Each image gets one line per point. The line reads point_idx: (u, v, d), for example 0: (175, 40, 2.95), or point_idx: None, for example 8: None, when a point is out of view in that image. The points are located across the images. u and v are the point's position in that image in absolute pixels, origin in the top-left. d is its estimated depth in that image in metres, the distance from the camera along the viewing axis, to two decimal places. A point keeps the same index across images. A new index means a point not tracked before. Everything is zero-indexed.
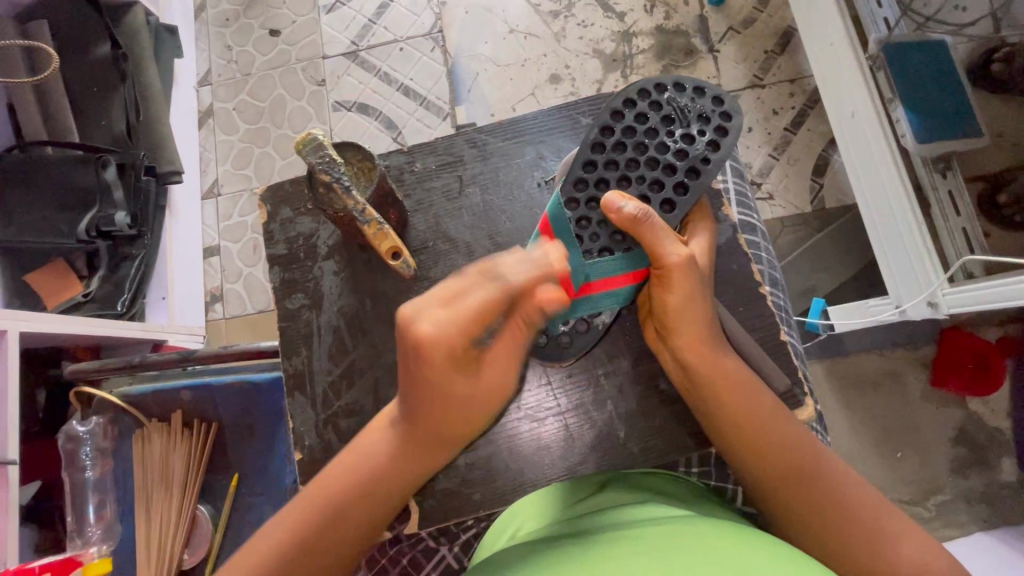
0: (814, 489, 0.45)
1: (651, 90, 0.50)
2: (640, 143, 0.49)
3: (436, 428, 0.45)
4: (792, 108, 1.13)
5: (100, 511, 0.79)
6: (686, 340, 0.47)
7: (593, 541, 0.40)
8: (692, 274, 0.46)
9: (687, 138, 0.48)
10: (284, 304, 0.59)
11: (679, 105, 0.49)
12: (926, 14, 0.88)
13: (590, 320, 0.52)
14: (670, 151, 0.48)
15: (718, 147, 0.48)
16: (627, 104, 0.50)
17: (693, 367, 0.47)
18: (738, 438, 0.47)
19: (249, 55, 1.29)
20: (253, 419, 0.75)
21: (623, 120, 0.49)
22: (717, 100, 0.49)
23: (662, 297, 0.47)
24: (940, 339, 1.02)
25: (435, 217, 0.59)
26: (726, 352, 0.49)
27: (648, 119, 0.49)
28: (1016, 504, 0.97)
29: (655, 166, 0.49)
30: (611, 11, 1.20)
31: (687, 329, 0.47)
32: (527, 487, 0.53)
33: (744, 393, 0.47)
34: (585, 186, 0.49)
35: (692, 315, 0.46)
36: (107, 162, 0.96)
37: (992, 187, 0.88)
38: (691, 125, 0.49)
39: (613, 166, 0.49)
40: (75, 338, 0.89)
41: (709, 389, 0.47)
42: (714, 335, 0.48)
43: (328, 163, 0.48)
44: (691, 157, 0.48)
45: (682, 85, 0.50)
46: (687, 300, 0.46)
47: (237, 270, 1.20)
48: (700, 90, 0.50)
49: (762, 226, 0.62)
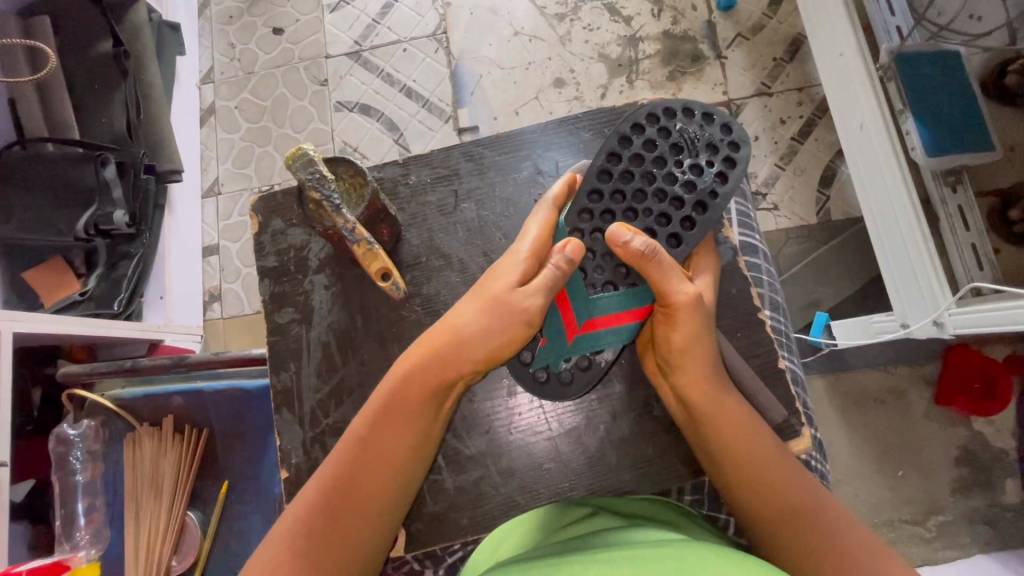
0: (807, 526, 0.44)
1: (660, 115, 0.50)
2: (648, 172, 0.49)
3: (435, 353, 0.45)
4: (800, 117, 1.11)
5: (90, 515, 0.79)
6: (689, 377, 0.46)
7: (584, 560, 0.39)
8: (697, 311, 0.45)
9: (696, 169, 0.49)
10: (274, 317, 0.58)
11: (687, 134, 0.49)
12: (940, 23, 0.86)
13: (592, 356, 0.50)
14: (679, 182, 0.48)
15: (726, 179, 0.48)
16: (635, 129, 0.49)
17: (692, 402, 0.46)
18: (735, 472, 0.46)
19: (252, 53, 1.28)
20: (244, 427, 0.75)
21: (631, 147, 0.49)
22: (726, 129, 0.49)
23: (666, 335, 0.46)
24: (946, 357, 1.00)
25: (429, 232, 0.57)
26: (726, 385, 0.47)
27: (656, 146, 0.49)
28: (1019, 527, 0.95)
29: (663, 197, 0.49)
30: (618, 15, 1.18)
31: (691, 366, 0.46)
32: (517, 512, 0.52)
33: (742, 427, 0.46)
34: (590, 216, 0.49)
35: (697, 352, 0.46)
36: (106, 160, 0.96)
37: (1003, 203, 0.85)
38: (699, 155, 0.49)
39: (619, 196, 0.49)
40: (71, 338, 0.89)
41: (710, 429, 0.46)
42: (716, 369, 0.47)
43: (318, 178, 0.46)
44: (700, 190, 0.48)
45: (691, 111, 0.50)
46: (690, 337, 0.45)
47: (236, 271, 1.20)
48: (709, 116, 0.50)
49: (764, 247, 0.61)
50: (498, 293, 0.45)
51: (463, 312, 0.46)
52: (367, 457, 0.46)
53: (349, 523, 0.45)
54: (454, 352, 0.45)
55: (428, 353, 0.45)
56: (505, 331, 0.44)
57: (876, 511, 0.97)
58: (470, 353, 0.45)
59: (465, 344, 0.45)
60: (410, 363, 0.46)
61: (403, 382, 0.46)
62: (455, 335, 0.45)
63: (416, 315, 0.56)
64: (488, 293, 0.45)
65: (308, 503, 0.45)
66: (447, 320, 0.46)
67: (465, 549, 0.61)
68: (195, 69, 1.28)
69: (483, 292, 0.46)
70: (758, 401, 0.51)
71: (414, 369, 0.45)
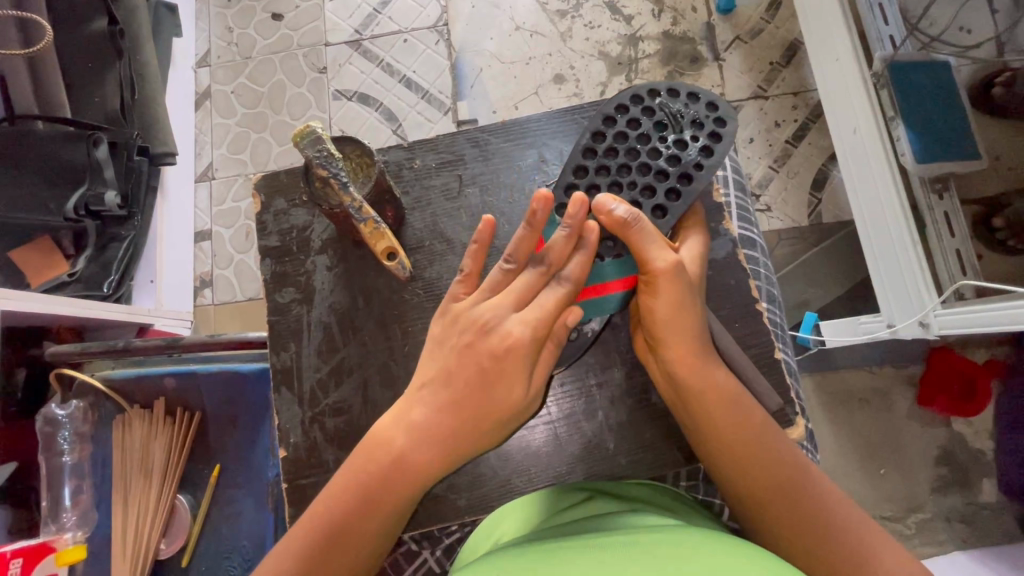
0: (798, 503, 0.45)
1: (644, 96, 0.51)
2: (631, 148, 0.50)
3: (450, 425, 0.45)
4: (794, 121, 1.13)
5: (76, 496, 0.78)
6: (675, 351, 0.47)
7: (580, 544, 0.40)
8: (681, 282, 0.45)
9: (680, 144, 0.50)
10: (275, 296, 0.58)
11: (672, 112, 0.50)
12: (931, 34, 0.89)
13: (580, 326, 0.51)
14: (662, 156, 0.49)
15: (711, 153, 0.49)
16: (619, 109, 0.51)
17: (680, 380, 0.47)
18: (722, 453, 0.47)
19: (250, 39, 1.27)
20: (237, 411, 0.74)
21: (615, 126, 0.50)
22: (710, 107, 0.50)
23: (648, 304, 0.47)
24: (929, 359, 1.03)
25: (432, 217, 0.58)
26: (716, 363, 0.48)
27: (640, 125, 0.51)
28: (996, 526, 0.98)
29: (647, 171, 0.49)
30: (619, 14, 1.19)
31: (675, 339, 0.46)
32: (513, 495, 0.53)
33: (730, 405, 0.47)
34: (576, 191, 0.49)
35: (680, 323, 0.46)
36: (99, 139, 0.94)
37: (988, 210, 0.88)
38: (683, 131, 0.50)
39: (604, 171, 0.50)
40: (61, 320, 0.87)
41: (698, 405, 0.47)
42: (705, 347, 0.47)
43: (326, 157, 0.47)
44: (684, 163, 0.49)
45: (675, 92, 0.51)
46: (674, 305, 0.46)
47: (229, 256, 1.18)
48: (694, 96, 0.51)
49: (761, 241, 0.64)
50: (496, 377, 0.45)
51: (481, 416, 0.45)
52: (369, 504, 0.45)
53: (341, 560, 0.44)
54: (469, 425, 0.45)
55: (453, 440, 0.45)
56: (512, 427, 0.47)
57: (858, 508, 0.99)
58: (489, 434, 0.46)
59: (480, 437, 0.46)
60: (428, 441, 0.45)
61: (408, 478, 0.45)
62: (478, 419, 0.45)
63: (418, 298, 0.56)
64: (505, 401, 0.45)
65: (301, 545, 0.44)
66: (459, 417, 0.45)
67: (462, 531, 0.61)
68: (192, 52, 1.27)
69: (498, 399, 0.45)
70: (754, 388, 0.52)
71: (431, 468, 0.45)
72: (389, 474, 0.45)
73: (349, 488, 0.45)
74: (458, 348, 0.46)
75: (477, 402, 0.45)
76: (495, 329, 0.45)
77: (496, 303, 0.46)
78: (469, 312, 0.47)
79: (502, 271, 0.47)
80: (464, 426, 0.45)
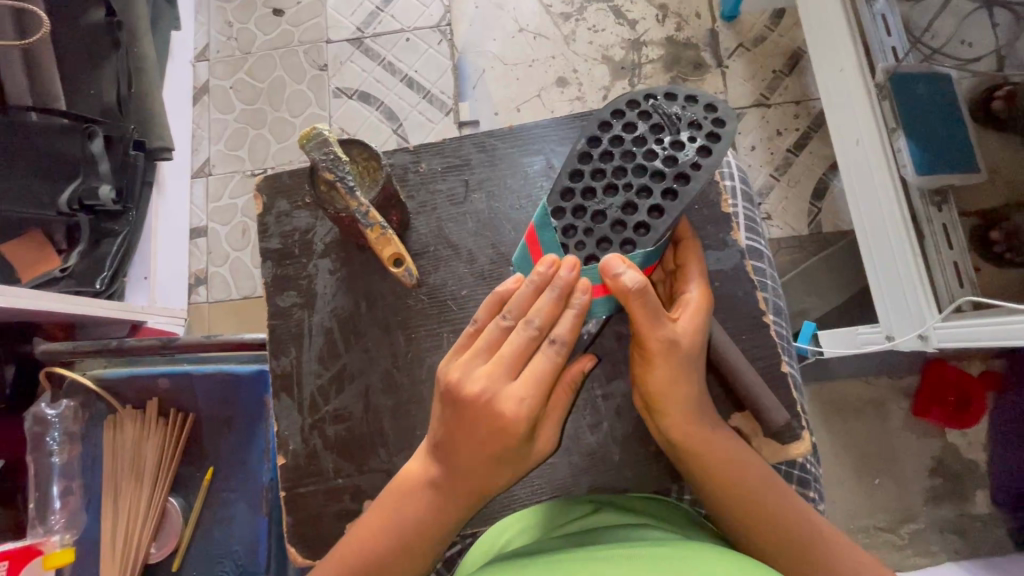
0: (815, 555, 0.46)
1: (640, 100, 0.48)
2: (628, 152, 0.47)
3: (464, 477, 0.45)
4: (796, 129, 1.13)
5: (65, 498, 0.76)
6: (675, 420, 0.46)
7: (582, 557, 0.39)
8: (677, 357, 0.44)
9: (677, 145, 0.46)
10: (275, 300, 0.57)
11: (668, 113, 0.47)
12: (932, 47, 0.90)
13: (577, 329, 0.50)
14: (659, 158, 0.46)
15: (709, 154, 0.45)
16: (615, 115, 0.48)
17: (683, 438, 0.47)
18: (718, 483, 0.47)
19: (250, 34, 1.25)
20: (231, 413, 0.73)
21: (610, 131, 0.48)
22: (710, 108, 0.47)
23: (645, 374, 0.46)
24: (925, 370, 1.03)
25: (437, 222, 0.57)
26: (714, 424, 0.48)
27: (637, 129, 0.47)
28: (988, 538, 0.98)
29: (643, 173, 0.46)
30: (623, 18, 1.19)
31: (675, 412, 0.46)
32: (515, 506, 0.53)
33: (724, 445, 0.47)
34: (572, 196, 0.47)
35: (678, 391, 0.45)
36: (94, 133, 0.92)
37: (985, 223, 0.88)
38: (681, 132, 0.46)
39: (600, 175, 0.47)
40: (51, 316, 0.86)
41: (698, 462, 0.47)
42: (701, 408, 0.47)
43: (332, 160, 0.46)
44: (681, 164, 0.45)
45: (674, 94, 0.48)
46: (671, 377, 0.45)
47: (224, 254, 1.17)
48: (693, 98, 0.47)
49: (768, 253, 0.65)
50: (499, 447, 0.43)
51: (495, 473, 0.45)
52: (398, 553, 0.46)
53: None
54: (483, 477, 0.45)
55: (472, 488, 0.45)
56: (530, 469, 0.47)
57: (852, 518, 1.00)
58: (504, 479, 0.46)
59: (496, 482, 0.45)
60: (447, 489, 0.45)
61: (439, 525, 0.46)
62: (489, 472, 0.44)
63: (422, 305, 0.55)
64: (512, 463, 0.44)
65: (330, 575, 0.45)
66: (470, 478, 0.45)
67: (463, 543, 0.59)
68: (190, 45, 1.25)
69: (509, 461, 0.44)
70: (761, 405, 0.51)
71: (451, 522, 0.46)
72: (417, 522, 0.46)
73: (380, 537, 0.46)
74: (457, 416, 0.43)
75: (483, 468, 0.44)
76: (493, 403, 0.42)
77: (486, 372, 0.43)
78: (458, 382, 0.43)
79: (499, 328, 0.44)
80: (478, 479, 0.45)
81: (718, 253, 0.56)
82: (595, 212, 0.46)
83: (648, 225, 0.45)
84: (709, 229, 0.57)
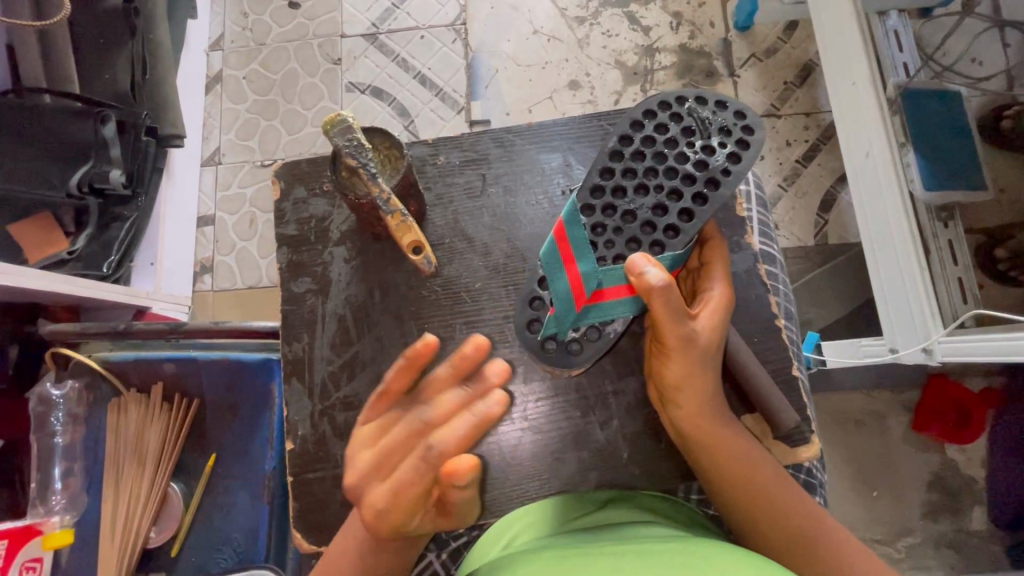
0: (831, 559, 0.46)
1: (672, 102, 0.49)
2: (659, 153, 0.47)
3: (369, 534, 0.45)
4: (805, 141, 1.14)
5: (65, 479, 0.76)
6: (688, 410, 0.46)
7: (591, 552, 0.39)
8: (694, 353, 0.45)
9: (707, 150, 0.47)
10: (290, 286, 0.57)
11: (700, 118, 0.48)
12: (945, 64, 0.93)
13: (601, 327, 0.48)
14: (690, 161, 0.47)
15: (738, 160, 0.46)
16: (646, 116, 0.48)
17: (693, 435, 0.47)
18: (729, 483, 0.48)
19: (265, 25, 1.26)
20: (238, 400, 0.73)
21: (642, 131, 0.48)
22: (739, 114, 0.48)
23: (661, 367, 0.46)
24: (927, 385, 1.03)
25: (454, 214, 0.57)
26: (728, 418, 0.49)
27: (667, 130, 0.48)
28: (985, 554, 0.98)
29: (674, 175, 0.47)
30: (637, 24, 1.20)
31: (688, 401, 0.46)
32: (520, 500, 0.53)
33: (736, 440, 0.48)
34: (602, 193, 0.47)
35: (694, 386, 0.46)
36: (107, 117, 0.92)
37: (990, 241, 0.89)
38: (711, 137, 0.47)
39: (631, 175, 0.47)
40: (56, 297, 0.86)
41: (711, 454, 0.47)
42: (714, 401, 0.47)
43: (355, 147, 0.46)
44: (711, 168, 0.46)
45: (703, 98, 0.49)
46: (688, 373, 0.45)
47: (231, 243, 1.17)
48: (722, 103, 0.48)
49: (780, 258, 0.66)
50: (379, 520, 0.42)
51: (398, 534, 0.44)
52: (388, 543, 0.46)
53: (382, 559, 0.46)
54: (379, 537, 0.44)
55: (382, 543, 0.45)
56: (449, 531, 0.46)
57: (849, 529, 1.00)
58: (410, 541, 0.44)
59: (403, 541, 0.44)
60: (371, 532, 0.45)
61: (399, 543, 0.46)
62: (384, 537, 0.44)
63: (436, 296, 0.55)
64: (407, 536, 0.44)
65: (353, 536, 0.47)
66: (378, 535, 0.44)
67: (469, 535, 0.59)
68: (205, 35, 1.26)
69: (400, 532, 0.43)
70: (772, 403, 0.51)
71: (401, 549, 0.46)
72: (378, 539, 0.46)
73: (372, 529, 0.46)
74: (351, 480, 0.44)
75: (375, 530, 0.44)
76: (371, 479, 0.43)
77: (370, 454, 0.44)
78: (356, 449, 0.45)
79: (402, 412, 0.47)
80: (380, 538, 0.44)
81: (732, 255, 0.57)
82: (625, 211, 0.47)
83: (677, 228, 0.46)
84: (724, 231, 0.58)
